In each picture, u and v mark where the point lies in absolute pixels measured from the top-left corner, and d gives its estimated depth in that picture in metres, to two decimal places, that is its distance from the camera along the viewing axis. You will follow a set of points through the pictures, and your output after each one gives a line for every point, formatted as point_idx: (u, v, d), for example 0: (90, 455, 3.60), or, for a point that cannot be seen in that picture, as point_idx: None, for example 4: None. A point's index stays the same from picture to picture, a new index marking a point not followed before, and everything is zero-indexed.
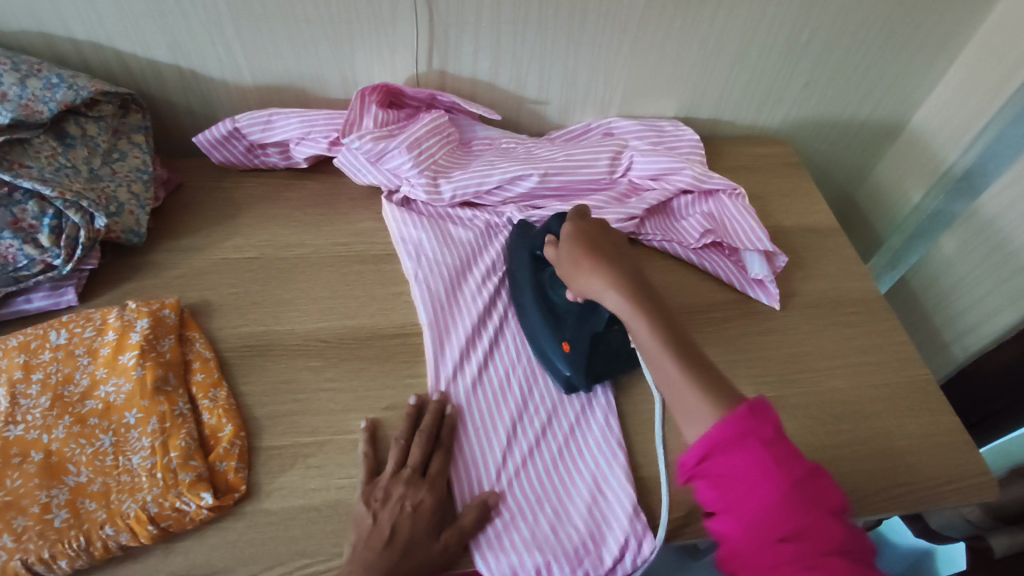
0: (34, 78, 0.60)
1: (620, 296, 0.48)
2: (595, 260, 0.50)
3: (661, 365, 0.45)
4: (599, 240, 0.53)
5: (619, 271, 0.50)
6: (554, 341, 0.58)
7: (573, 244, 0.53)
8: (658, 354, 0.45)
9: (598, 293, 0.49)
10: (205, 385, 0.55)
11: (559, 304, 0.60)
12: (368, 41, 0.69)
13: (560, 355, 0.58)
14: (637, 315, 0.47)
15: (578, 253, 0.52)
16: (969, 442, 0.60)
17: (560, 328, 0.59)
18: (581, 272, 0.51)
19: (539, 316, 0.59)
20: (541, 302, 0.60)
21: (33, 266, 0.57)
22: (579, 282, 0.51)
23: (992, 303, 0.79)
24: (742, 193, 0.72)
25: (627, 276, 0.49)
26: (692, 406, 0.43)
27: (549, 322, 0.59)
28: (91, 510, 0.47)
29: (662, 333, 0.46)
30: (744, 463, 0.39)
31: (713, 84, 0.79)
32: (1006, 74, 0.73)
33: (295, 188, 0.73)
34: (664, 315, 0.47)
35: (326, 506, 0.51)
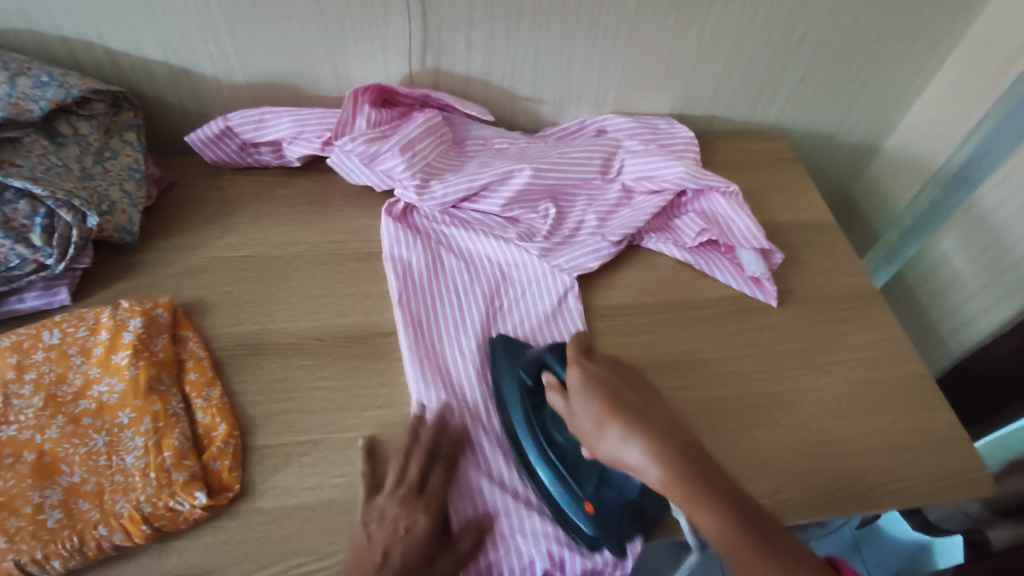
0: (24, 77, 0.59)
1: (661, 466, 0.43)
2: (623, 423, 0.45)
3: (732, 554, 0.40)
4: (617, 387, 0.48)
5: (652, 432, 0.45)
6: (575, 500, 0.51)
7: (590, 401, 0.47)
8: (729, 541, 0.41)
9: (635, 464, 0.44)
10: (199, 384, 0.55)
11: (562, 446, 0.54)
12: (360, 38, 0.69)
13: (584, 519, 0.51)
14: (688, 495, 0.42)
15: (598, 414, 0.46)
16: (964, 437, 0.60)
17: (577, 483, 0.52)
18: (611, 440, 0.45)
19: (545, 466, 0.53)
20: (545, 446, 0.54)
21: (26, 265, 0.57)
22: (609, 450, 0.46)
23: (990, 297, 0.78)
24: (737, 191, 0.71)
25: (664, 436, 0.44)
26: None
27: (563, 475, 0.53)
28: (84, 510, 0.47)
29: (723, 515, 0.41)
30: None
31: (708, 80, 0.79)
32: (1002, 68, 0.73)
33: (288, 185, 0.73)
34: (717, 484, 0.43)
35: (320, 505, 0.51)
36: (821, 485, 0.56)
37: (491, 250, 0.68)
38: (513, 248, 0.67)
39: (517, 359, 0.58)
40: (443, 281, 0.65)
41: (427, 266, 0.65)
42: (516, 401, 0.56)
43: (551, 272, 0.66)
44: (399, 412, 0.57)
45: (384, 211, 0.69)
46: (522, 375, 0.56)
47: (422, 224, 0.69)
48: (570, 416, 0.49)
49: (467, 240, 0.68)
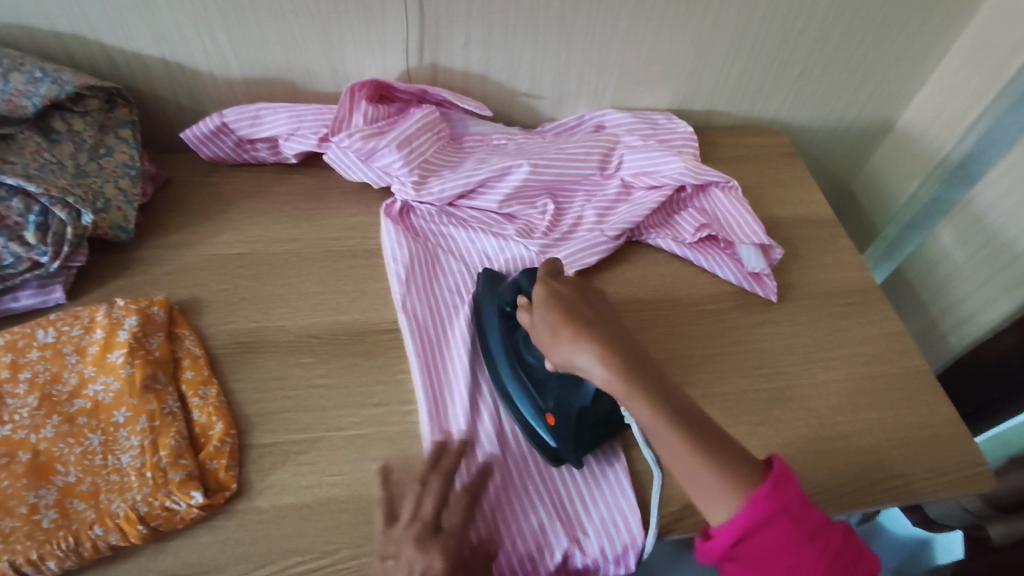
0: (17, 73, 0.59)
1: (608, 367, 0.44)
2: (574, 329, 0.46)
3: (665, 442, 0.42)
4: (574, 303, 0.49)
5: (600, 335, 0.46)
6: (537, 410, 0.54)
7: (546, 313, 0.48)
8: (663, 434, 0.42)
9: (583, 367, 0.45)
10: (195, 382, 0.55)
11: (533, 365, 0.56)
12: (357, 32, 0.68)
13: (543, 427, 0.54)
14: (630, 393, 0.43)
15: (553, 322, 0.47)
16: (964, 432, 0.60)
17: (540, 393, 0.55)
18: (563, 345, 0.46)
19: (515, 383, 0.56)
20: (515, 363, 0.56)
21: (19, 264, 0.57)
22: (561, 355, 0.46)
23: (990, 292, 0.78)
24: (736, 185, 0.72)
25: (611, 342, 0.45)
26: (703, 482, 0.41)
27: (528, 389, 0.55)
28: (79, 510, 0.46)
29: (661, 410, 0.42)
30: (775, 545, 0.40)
31: (707, 74, 0.78)
32: (1002, 62, 0.73)
33: (285, 182, 0.72)
34: (660, 386, 0.44)
35: (317, 504, 0.50)
36: (823, 482, 0.56)
37: (490, 247, 0.67)
38: (513, 244, 0.67)
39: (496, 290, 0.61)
40: (443, 281, 0.64)
41: (425, 267, 0.65)
42: (495, 325, 0.59)
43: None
44: (398, 409, 0.56)
45: (383, 210, 0.68)
46: (504, 305, 0.59)
47: (421, 224, 0.69)
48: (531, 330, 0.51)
49: (465, 238, 0.68)
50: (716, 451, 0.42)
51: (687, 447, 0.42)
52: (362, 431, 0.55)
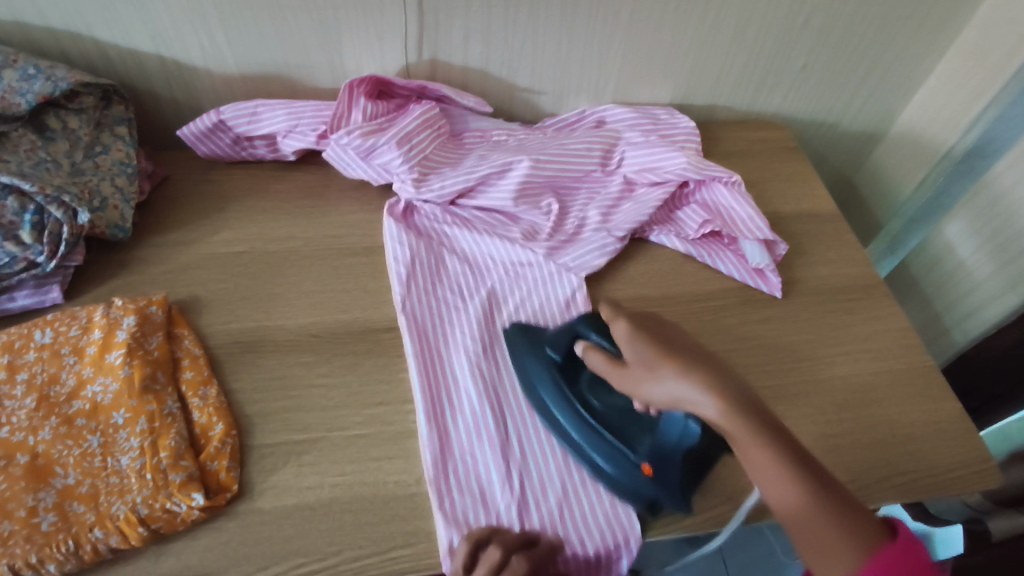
0: (10, 69, 0.58)
1: (722, 405, 0.41)
2: (679, 362, 0.43)
3: (779, 493, 0.40)
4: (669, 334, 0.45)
5: (708, 371, 0.42)
6: (631, 464, 0.51)
7: (641, 346, 0.45)
8: (777, 482, 0.40)
9: (692, 404, 0.42)
10: (195, 383, 0.54)
11: (600, 411, 0.54)
12: (356, 27, 0.68)
13: (644, 480, 0.50)
14: (747, 438, 0.40)
15: (650, 356, 0.44)
16: (971, 428, 0.60)
17: (629, 447, 0.51)
18: (665, 380, 0.43)
19: (588, 436, 0.53)
20: (582, 411, 0.54)
21: (15, 263, 0.56)
22: (661, 392, 0.43)
23: (993, 288, 0.78)
24: (738, 180, 0.70)
25: (722, 380, 0.42)
26: (826, 542, 0.38)
27: (609, 440, 0.52)
28: (79, 513, 0.46)
29: (779, 454, 0.40)
30: None
31: (710, 68, 0.78)
32: (1006, 55, 0.72)
33: (284, 180, 0.72)
34: (773, 426, 0.41)
35: (319, 505, 0.50)
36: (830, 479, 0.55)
37: (493, 250, 0.66)
38: (514, 244, 0.66)
39: (534, 340, 0.58)
40: (444, 282, 0.63)
41: (424, 267, 0.64)
42: (548, 379, 0.56)
43: (558, 272, 0.65)
44: (400, 408, 0.56)
45: (387, 211, 0.67)
46: (550, 353, 0.56)
47: (422, 222, 0.68)
48: (610, 371, 0.47)
49: (464, 236, 0.67)
50: (835, 504, 0.39)
51: (806, 499, 0.39)
52: (364, 430, 0.54)
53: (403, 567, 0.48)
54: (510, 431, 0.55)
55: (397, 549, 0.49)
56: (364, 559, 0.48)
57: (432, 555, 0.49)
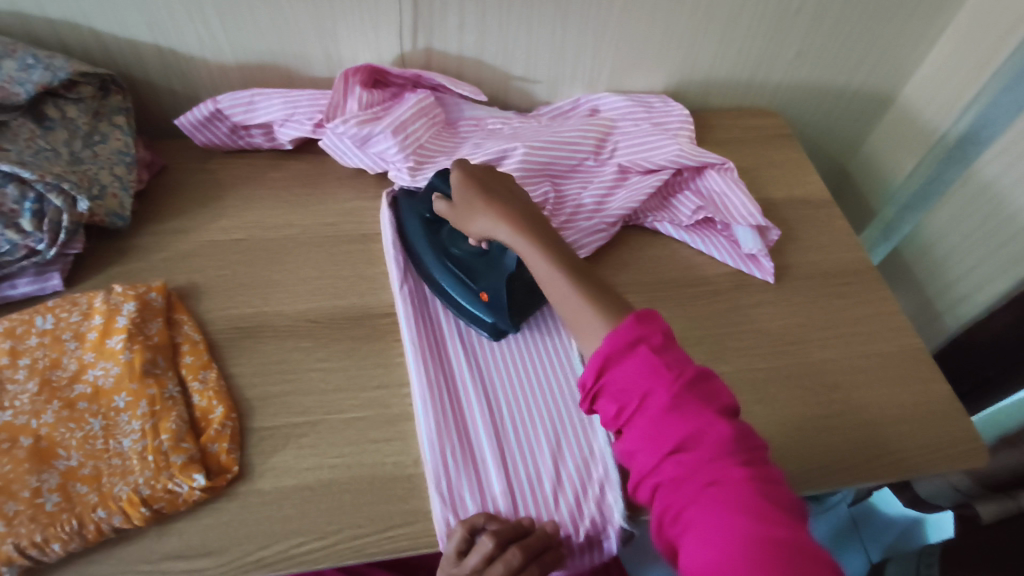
0: (9, 59, 0.59)
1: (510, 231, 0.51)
2: (485, 200, 0.53)
3: (556, 288, 0.47)
4: (489, 182, 0.55)
5: (507, 206, 0.52)
6: (472, 292, 0.60)
7: (464, 190, 0.55)
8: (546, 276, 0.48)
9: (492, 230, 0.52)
10: (195, 367, 0.55)
11: (460, 256, 0.61)
12: (351, 17, 0.68)
13: (480, 307, 0.59)
14: (529, 246, 0.49)
15: (468, 197, 0.54)
16: (960, 409, 0.60)
17: (472, 279, 0.60)
18: (476, 215, 0.53)
19: (448, 276, 0.61)
20: (445, 260, 0.61)
21: (16, 251, 0.57)
22: (477, 226, 0.53)
23: (984, 272, 0.79)
24: (732, 166, 0.72)
25: (518, 215, 0.51)
26: (592, 326, 0.44)
27: (460, 277, 0.60)
28: (82, 493, 0.47)
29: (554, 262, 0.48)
30: (632, 370, 0.41)
31: (703, 55, 0.78)
32: (998, 40, 0.73)
33: (281, 168, 0.72)
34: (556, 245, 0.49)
35: (319, 485, 0.51)
36: (820, 458, 0.56)
37: None
38: None
39: (417, 199, 0.66)
40: None
41: None
42: (418, 234, 0.64)
43: None
44: (396, 392, 0.57)
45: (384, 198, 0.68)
46: (423, 211, 0.64)
47: None
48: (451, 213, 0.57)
49: None
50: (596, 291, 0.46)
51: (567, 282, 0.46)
52: (362, 413, 0.55)
53: (400, 546, 0.49)
54: (504, 416, 0.56)
55: (395, 528, 0.50)
56: (364, 538, 0.49)
57: (430, 534, 0.50)
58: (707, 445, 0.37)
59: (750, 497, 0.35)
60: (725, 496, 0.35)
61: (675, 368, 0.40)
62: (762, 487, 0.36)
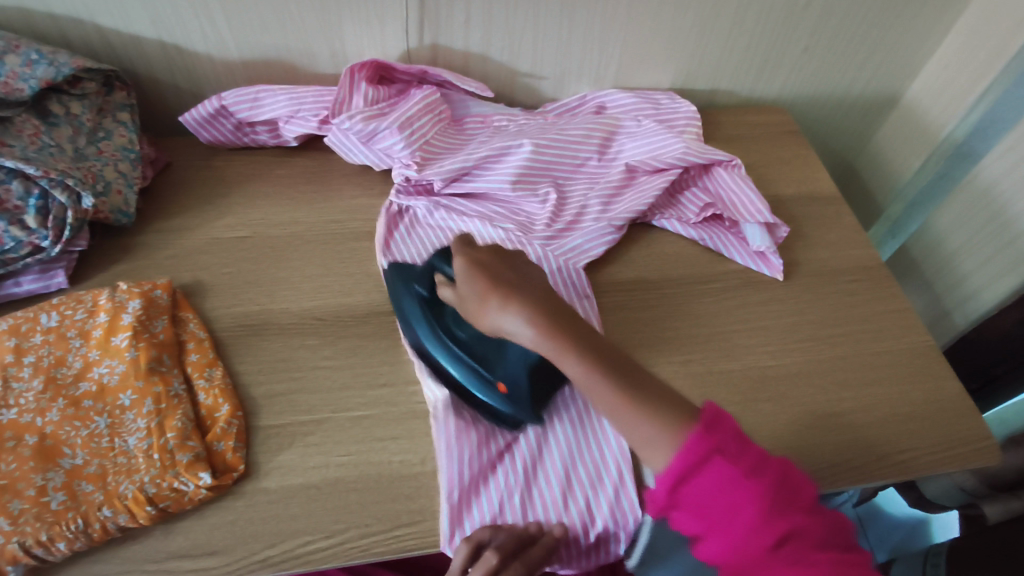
0: (12, 55, 0.59)
1: (535, 329, 0.45)
2: (499, 294, 0.47)
3: (597, 393, 0.45)
4: (497, 269, 0.49)
5: (532, 300, 0.47)
6: (486, 382, 0.53)
7: (471, 283, 0.49)
8: (594, 388, 0.45)
9: (518, 335, 0.46)
10: (200, 365, 0.54)
11: (465, 340, 0.55)
12: (356, 11, 0.67)
13: (498, 398, 0.53)
14: (570, 356, 0.45)
15: (481, 292, 0.48)
16: (972, 407, 0.60)
17: (487, 368, 0.54)
18: (489, 311, 0.47)
19: (458, 367, 0.54)
20: (448, 342, 0.55)
21: (21, 248, 0.56)
22: (489, 323, 0.47)
23: (994, 269, 0.78)
24: (740, 164, 0.71)
25: (547, 312, 0.46)
26: (647, 436, 0.43)
27: (472, 365, 0.54)
28: (88, 492, 0.46)
29: (591, 362, 0.45)
30: (712, 484, 0.41)
31: (710, 51, 0.78)
32: (1008, 36, 0.72)
33: (286, 165, 0.72)
34: (586, 338, 0.46)
35: (325, 484, 0.50)
36: (830, 457, 0.56)
37: None
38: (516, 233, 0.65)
39: (409, 277, 0.59)
40: None
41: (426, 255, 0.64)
42: (416, 312, 0.57)
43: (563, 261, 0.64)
44: (403, 390, 0.56)
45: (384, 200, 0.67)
46: (419, 288, 0.58)
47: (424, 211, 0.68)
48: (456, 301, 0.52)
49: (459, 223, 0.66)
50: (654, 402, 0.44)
51: (622, 397, 0.44)
52: (368, 411, 0.55)
53: (408, 545, 0.49)
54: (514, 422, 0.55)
55: (402, 528, 0.49)
56: (371, 536, 0.48)
57: (437, 534, 0.49)
58: (800, 549, 0.39)
59: None
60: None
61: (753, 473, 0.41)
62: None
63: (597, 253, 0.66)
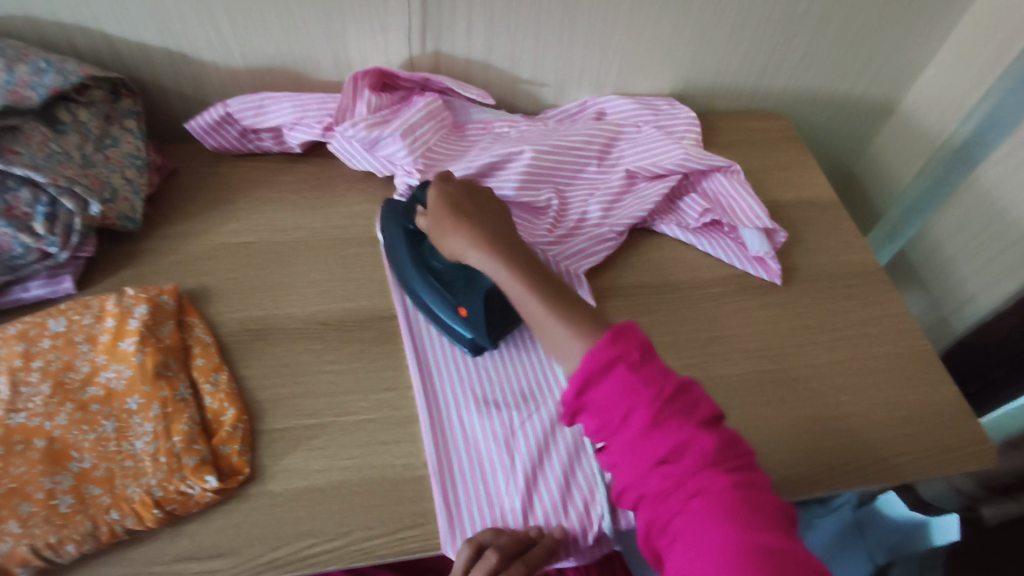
0: (21, 63, 0.59)
1: (483, 252, 0.50)
2: (457, 221, 0.52)
3: (528, 305, 0.47)
4: (461, 200, 0.54)
5: (484, 226, 0.52)
6: (450, 306, 0.59)
7: (436, 210, 0.54)
8: (522, 298, 0.48)
9: (466, 250, 0.51)
10: (206, 369, 0.55)
11: (439, 270, 0.60)
12: (359, 19, 0.68)
13: (459, 321, 0.59)
14: (507, 267, 0.49)
15: (441, 216, 0.53)
16: (969, 411, 0.60)
17: (452, 293, 0.59)
18: (447, 235, 0.52)
19: (430, 292, 0.60)
20: (425, 272, 0.61)
21: (29, 254, 0.57)
22: (446, 246, 0.52)
23: (991, 274, 0.79)
24: (738, 169, 0.72)
25: (494, 237, 0.51)
26: (567, 345, 0.45)
27: (441, 290, 0.60)
28: (96, 495, 0.47)
29: (526, 278, 0.48)
30: (615, 391, 0.41)
31: (710, 58, 0.78)
32: (1005, 43, 0.73)
33: (290, 171, 0.73)
34: (529, 262, 0.49)
35: (329, 487, 0.51)
36: (828, 460, 0.56)
37: None
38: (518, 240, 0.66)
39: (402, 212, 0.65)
40: None
41: None
42: (400, 243, 0.63)
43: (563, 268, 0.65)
44: (406, 394, 0.57)
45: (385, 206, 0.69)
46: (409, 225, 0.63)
47: None
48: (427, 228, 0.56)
49: None
50: (575, 314, 0.46)
51: (542, 306, 0.47)
52: (372, 415, 0.55)
53: (411, 547, 0.49)
54: (514, 427, 0.55)
55: (405, 530, 0.50)
56: (375, 540, 0.49)
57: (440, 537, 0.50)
58: (694, 458, 0.39)
59: (738, 511, 0.37)
60: (710, 507, 0.38)
61: (654, 382, 0.41)
62: (748, 500, 0.38)
63: (598, 259, 0.67)
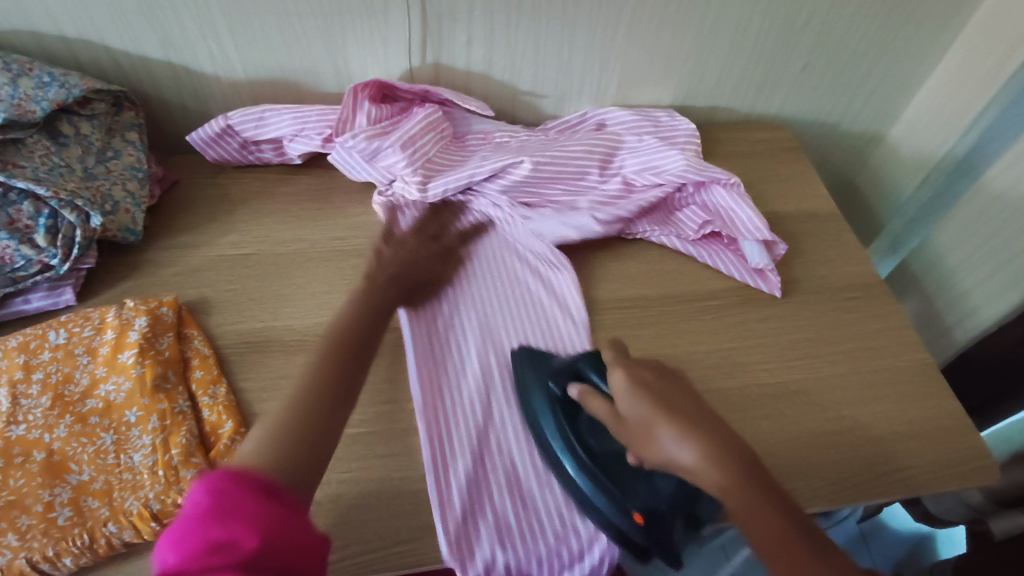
0: (25, 78, 0.60)
1: (717, 468, 0.43)
2: (682, 426, 0.44)
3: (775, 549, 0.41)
4: (668, 394, 0.46)
5: (711, 434, 0.44)
6: (622, 509, 0.48)
7: (639, 404, 0.45)
8: (770, 550, 0.41)
9: (692, 468, 0.43)
10: (205, 382, 0.55)
11: (597, 451, 0.51)
12: (360, 33, 0.69)
13: (632, 526, 0.48)
14: (745, 498, 0.42)
15: (648, 414, 0.44)
16: (971, 425, 0.60)
17: (623, 490, 0.49)
18: (662, 442, 0.44)
19: (584, 477, 0.50)
20: (577, 449, 0.51)
21: (30, 266, 0.57)
22: (656, 451, 0.44)
23: (992, 288, 0.78)
24: (739, 182, 0.70)
25: (729, 453, 0.43)
26: None
27: (604, 480, 0.50)
28: (93, 508, 0.47)
29: (774, 517, 0.42)
30: None
31: (710, 69, 0.78)
32: (1005, 55, 0.72)
33: (291, 183, 0.73)
34: (770, 492, 0.43)
35: (325, 500, 0.51)
36: (828, 475, 0.56)
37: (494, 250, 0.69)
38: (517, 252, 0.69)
39: (540, 368, 0.56)
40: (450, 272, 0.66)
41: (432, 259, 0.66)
42: (545, 412, 0.53)
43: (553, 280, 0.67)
44: (404, 407, 0.57)
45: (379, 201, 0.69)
46: (551, 387, 0.54)
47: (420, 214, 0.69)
48: (613, 423, 0.46)
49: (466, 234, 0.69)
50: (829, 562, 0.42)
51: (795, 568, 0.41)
52: (368, 429, 0.55)
53: (408, 561, 0.49)
54: (501, 434, 0.56)
55: (402, 544, 0.50)
56: (370, 554, 0.49)
57: (437, 551, 0.50)
58: None
59: None
60: None
61: None
62: None
63: (577, 237, 0.68)
